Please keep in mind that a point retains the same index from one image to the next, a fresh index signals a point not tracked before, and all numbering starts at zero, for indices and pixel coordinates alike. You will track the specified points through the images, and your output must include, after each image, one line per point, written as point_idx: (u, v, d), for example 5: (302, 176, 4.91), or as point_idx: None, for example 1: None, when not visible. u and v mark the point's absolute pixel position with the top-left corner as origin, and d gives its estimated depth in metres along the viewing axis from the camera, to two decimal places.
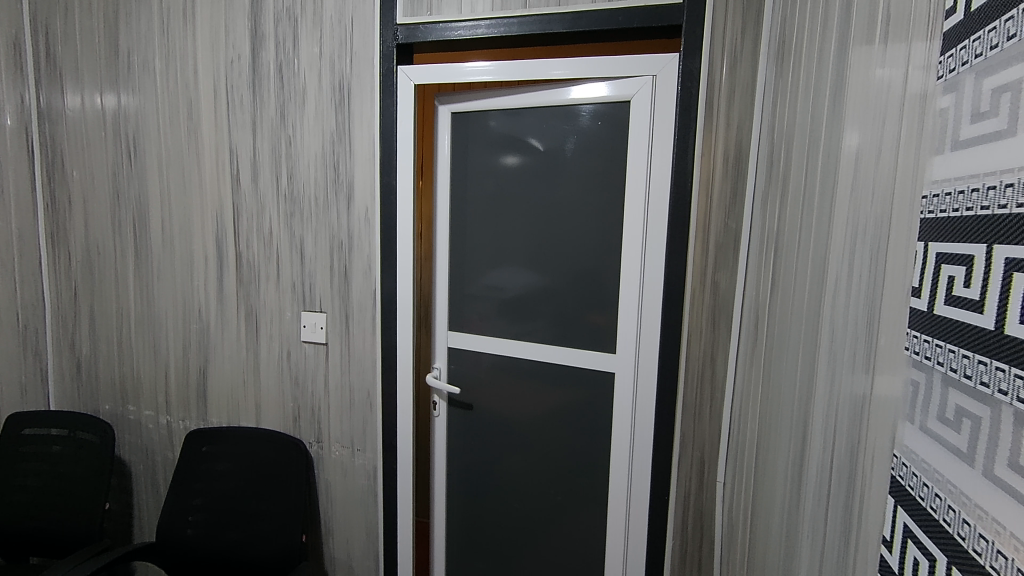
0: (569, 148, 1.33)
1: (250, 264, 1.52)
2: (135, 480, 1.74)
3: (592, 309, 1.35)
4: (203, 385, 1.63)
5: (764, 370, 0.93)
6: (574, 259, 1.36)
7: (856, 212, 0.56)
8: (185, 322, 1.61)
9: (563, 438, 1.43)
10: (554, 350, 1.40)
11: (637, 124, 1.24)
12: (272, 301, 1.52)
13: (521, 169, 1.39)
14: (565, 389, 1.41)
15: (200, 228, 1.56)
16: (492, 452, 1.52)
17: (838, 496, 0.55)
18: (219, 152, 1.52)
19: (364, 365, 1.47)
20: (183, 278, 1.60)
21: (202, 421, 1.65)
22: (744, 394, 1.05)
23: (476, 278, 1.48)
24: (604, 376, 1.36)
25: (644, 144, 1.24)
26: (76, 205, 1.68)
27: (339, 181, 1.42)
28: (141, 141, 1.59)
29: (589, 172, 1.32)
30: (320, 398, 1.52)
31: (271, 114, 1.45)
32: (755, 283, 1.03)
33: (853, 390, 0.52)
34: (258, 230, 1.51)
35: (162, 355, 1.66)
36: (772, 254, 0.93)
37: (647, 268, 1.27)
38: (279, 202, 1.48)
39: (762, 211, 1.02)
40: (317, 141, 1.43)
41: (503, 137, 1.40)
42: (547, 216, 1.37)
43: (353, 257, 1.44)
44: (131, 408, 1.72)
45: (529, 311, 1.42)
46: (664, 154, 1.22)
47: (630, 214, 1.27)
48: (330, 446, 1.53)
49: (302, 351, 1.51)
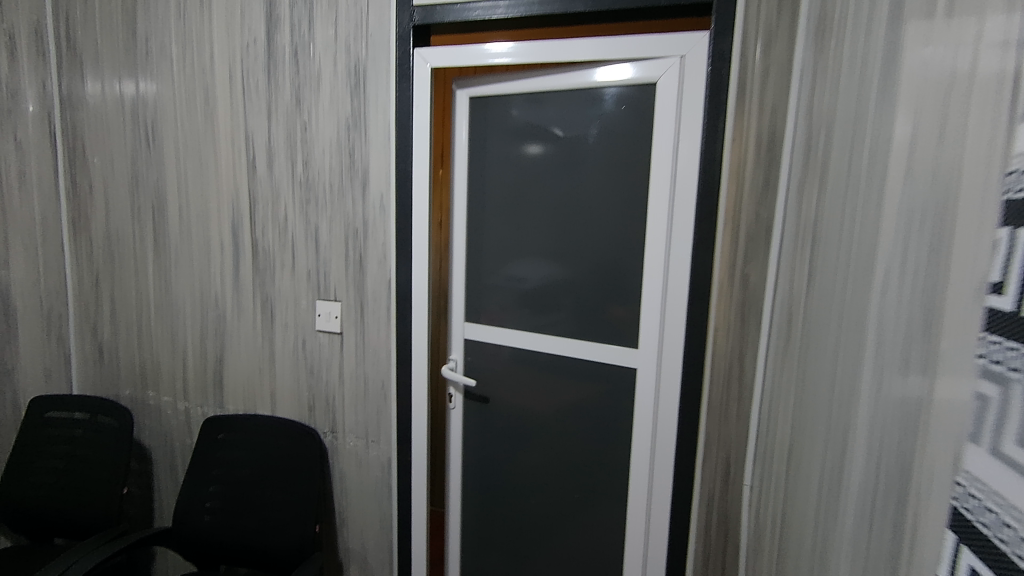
0: (592, 136, 1.27)
1: (266, 251, 1.51)
2: (154, 465, 1.75)
3: (615, 303, 1.30)
4: (220, 373, 1.62)
5: (796, 373, 0.87)
6: (595, 249, 1.31)
7: (910, 197, 0.50)
8: (202, 309, 1.61)
9: (582, 433, 1.38)
10: (575, 344, 1.35)
11: (663, 110, 1.18)
12: (287, 289, 1.50)
13: (544, 160, 1.34)
14: (586, 384, 1.36)
15: (217, 215, 1.55)
16: (509, 446, 1.49)
17: (885, 513, 0.49)
18: (235, 138, 1.50)
19: (379, 356, 1.44)
20: (201, 264, 1.59)
21: (218, 408, 1.64)
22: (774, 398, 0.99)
23: (495, 269, 1.44)
24: (626, 371, 1.30)
25: (670, 131, 1.18)
26: (97, 190, 1.69)
27: (354, 167, 1.39)
28: (159, 127, 1.58)
29: (612, 158, 1.26)
30: (334, 389, 1.49)
31: (286, 100, 1.43)
32: (788, 276, 0.97)
33: (904, 396, 0.47)
34: (274, 218, 1.49)
35: (180, 342, 1.65)
36: (809, 250, 0.87)
37: (672, 261, 1.21)
38: (294, 189, 1.45)
39: (797, 201, 0.95)
40: (332, 127, 1.39)
41: (525, 127, 1.35)
42: (568, 206, 1.32)
43: (367, 246, 1.41)
44: (150, 394, 1.72)
45: (549, 303, 1.38)
46: (692, 141, 1.16)
47: (654, 202, 1.22)
48: (344, 437, 1.51)
49: (318, 340, 1.49)
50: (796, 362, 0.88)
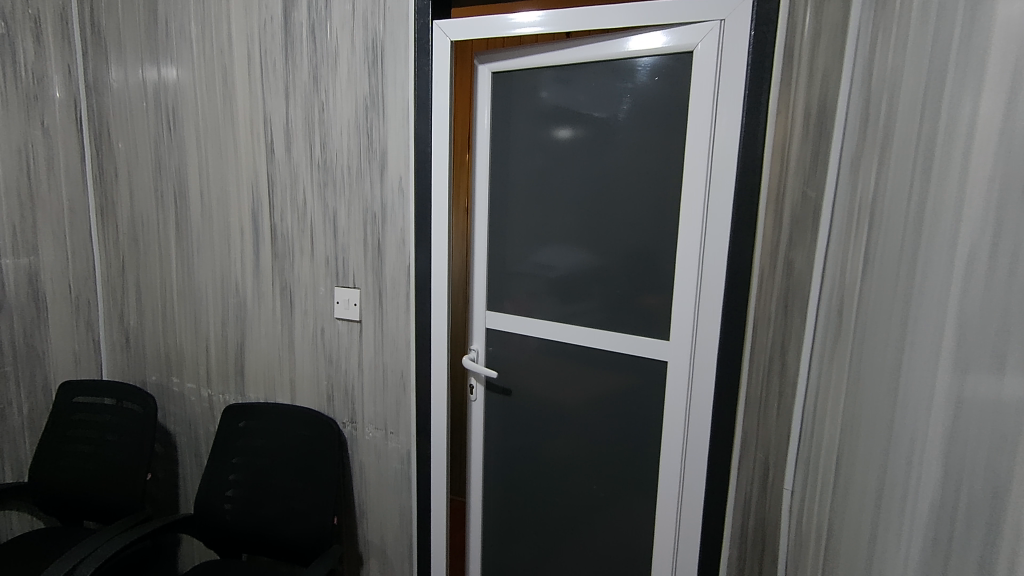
0: (624, 114, 1.19)
1: (285, 237, 1.47)
2: (179, 450, 1.75)
3: (647, 291, 1.22)
4: (241, 360, 1.60)
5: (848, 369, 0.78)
6: (625, 235, 1.22)
7: (1004, 158, 0.41)
8: (224, 295, 1.59)
9: (609, 429, 1.31)
10: (603, 335, 1.27)
11: (700, 83, 1.09)
12: (306, 274, 1.46)
13: (575, 144, 1.26)
14: (614, 377, 1.28)
15: (236, 200, 1.52)
16: (531, 440, 1.43)
17: (970, 538, 0.41)
18: (253, 120, 1.46)
19: (398, 344, 1.39)
20: (222, 250, 1.57)
21: (240, 396, 1.62)
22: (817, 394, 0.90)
23: (522, 256, 1.37)
24: (657, 364, 1.22)
25: (708, 106, 1.08)
26: (122, 176, 1.69)
27: (372, 148, 1.33)
28: (180, 111, 1.56)
29: (643, 136, 1.17)
30: (353, 379, 1.45)
31: (304, 79, 1.38)
32: (837, 261, 0.88)
33: (998, 398, 0.38)
34: (292, 202, 1.45)
35: (202, 329, 1.64)
36: (864, 230, 0.77)
37: (708, 246, 1.12)
38: (312, 172, 1.41)
39: (852, 175, 0.85)
40: (350, 107, 1.34)
41: (554, 110, 1.27)
42: (597, 189, 1.24)
43: (386, 230, 1.36)
44: (175, 381, 1.72)
45: (576, 291, 1.31)
46: (732, 115, 1.06)
47: (689, 183, 1.12)
48: (363, 427, 1.47)
49: (336, 328, 1.45)
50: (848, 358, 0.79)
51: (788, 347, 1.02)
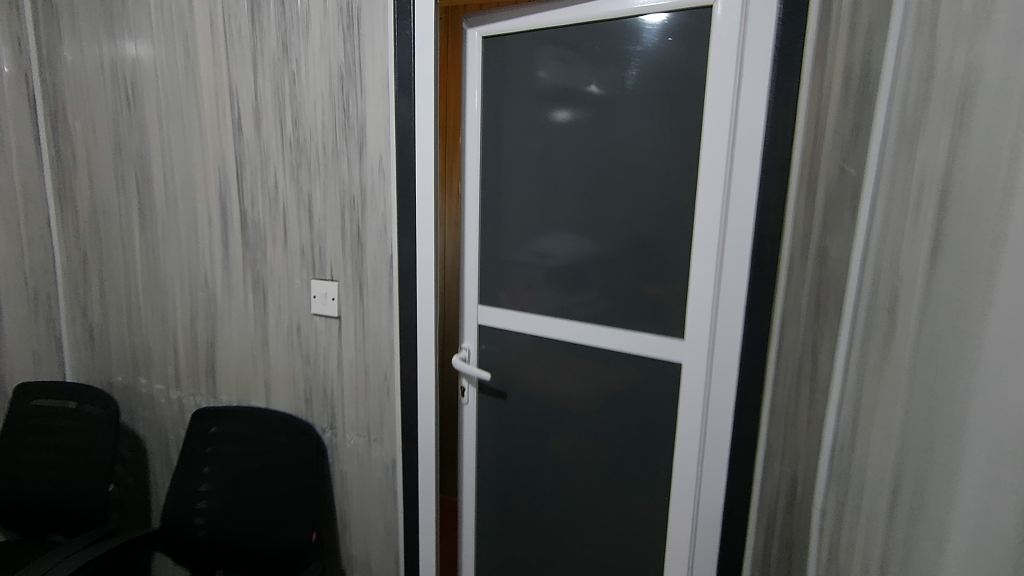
0: (631, 89, 1.06)
1: (256, 224, 1.33)
2: (150, 456, 1.62)
3: (649, 279, 1.09)
4: (211, 360, 1.46)
5: (902, 382, 0.64)
6: (630, 219, 1.09)
7: None
8: (192, 289, 1.45)
9: (615, 436, 1.18)
10: (608, 333, 1.14)
11: (722, 48, 0.95)
12: (280, 267, 1.32)
13: (577, 121, 1.12)
14: (620, 380, 1.15)
15: (203, 184, 1.38)
16: (529, 446, 1.30)
17: None
18: (218, 94, 1.32)
19: (380, 344, 1.25)
20: (188, 240, 1.43)
21: (211, 398, 1.49)
22: (856, 407, 0.76)
23: (518, 243, 1.24)
24: (669, 366, 1.09)
25: (730, 78, 0.95)
26: (81, 159, 1.54)
27: (349, 125, 1.19)
28: (140, 85, 1.41)
29: (653, 108, 1.04)
30: (332, 381, 1.32)
31: (272, 47, 1.23)
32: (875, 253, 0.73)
33: None
34: (263, 187, 1.31)
35: (170, 326, 1.51)
36: (919, 214, 0.63)
37: (729, 231, 0.99)
38: (284, 151, 1.27)
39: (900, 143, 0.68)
40: (324, 78, 1.20)
41: (552, 91, 1.14)
42: (601, 168, 1.11)
43: (365, 217, 1.21)
44: (142, 381, 1.58)
45: (577, 282, 1.17)
46: (757, 86, 0.93)
47: (706, 164, 0.99)
48: (344, 434, 1.34)
49: (314, 325, 1.31)
50: (900, 369, 0.65)
51: (819, 354, 0.87)
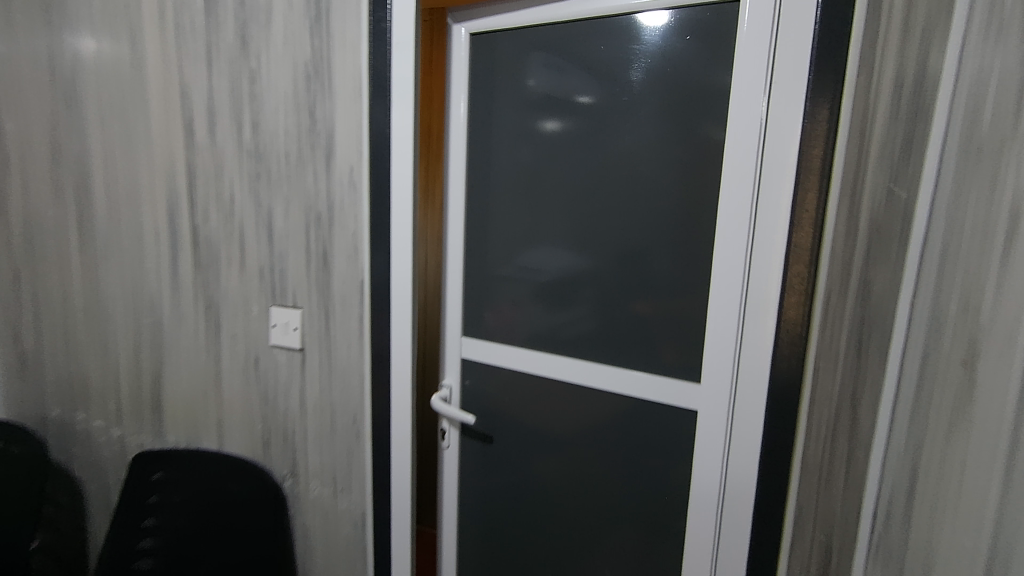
0: (629, 97, 0.93)
1: (209, 243, 1.17)
2: (89, 501, 1.43)
3: (637, 294, 0.97)
4: (157, 395, 1.29)
5: (985, 458, 0.51)
6: (623, 232, 0.96)
7: None
8: (136, 314, 1.28)
9: (618, 491, 1.03)
10: (612, 374, 1.00)
11: (746, 55, 0.83)
12: (235, 291, 1.16)
13: (576, 127, 0.99)
14: (625, 428, 1.01)
15: (150, 195, 1.22)
16: (518, 498, 1.14)
17: None
18: (168, 95, 1.16)
19: (349, 381, 1.09)
20: (133, 258, 1.26)
21: (157, 438, 1.31)
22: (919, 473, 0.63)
23: (504, 256, 1.10)
24: (683, 414, 0.95)
25: (757, 87, 0.82)
26: (13, 166, 1.36)
27: (315, 130, 1.04)
28: (81, 83, 1.25)
29: (660, 113, 0.91)
30: (294, 422, 1.15)
31: (229, 41, 1.08)
32: (931, 291, 0.64)
33: None
34: (217, 200, 1.15)
35: (111, 355, 1.33)
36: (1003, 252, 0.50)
37: (755, 255, 0.86)
38: (241, 159, 1.11)
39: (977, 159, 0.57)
40: (287, 76, 1.04)
41: (540, 101, 1.02)
42: (597, 177, 0.98)
43: (333, 236, 1.06)
44: (80, 417, 1.40)
45: (566, 300, 1.04)
46: (791, 95, 0.80)
47: (729, 179, 0.86)
48: (307, 482, 1.17)
49: (273, 357, 1.15)
50: (982, 447, 0.52)
51: (860, 407, 0.73)
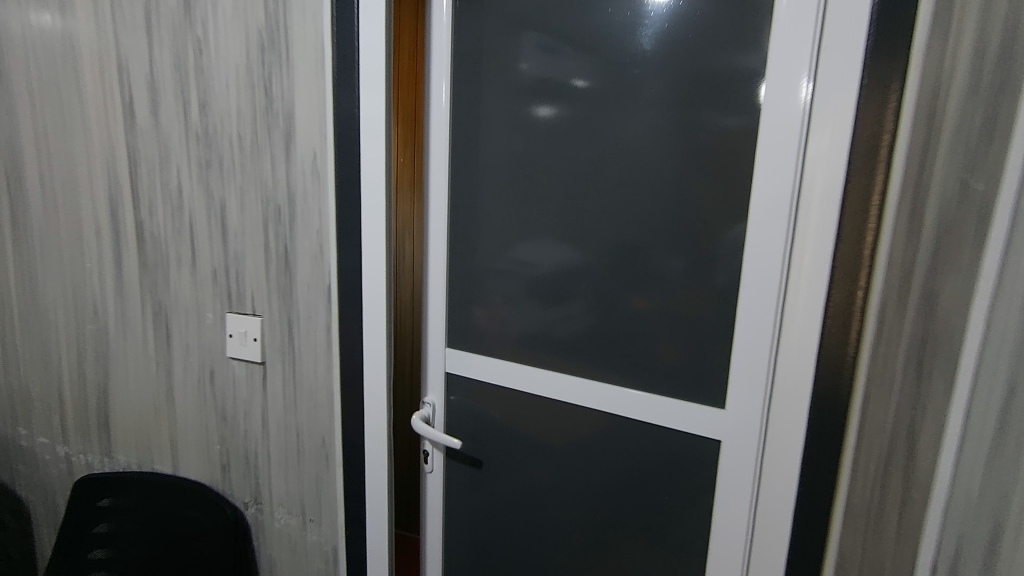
0: (636, 76, 0.78)
1: (155, 240, 1.02)
2: (36, 525, 1.29)
3: (635, 290, 0.83)
4: (105, 411, 1.15)
5: None
6: (625, 225, 0.82)
7: None
8: (78, 320, 1.13)
9: (625, 527, 0.90)
10: (618, 395, 0.86)
11: (786, 24, 0.68)
12: (187, 296, 1.01)
13: (577, 108, 0.83)
14: (635, 458, 0.86)
15: (88, 186, 1.06)
16: (511, 531, 1.01)
17: None
18: (104, 69, 1.00)
19: (317, 400, 0.95)
20: (72, 258, 1.10)
21: (106, 459, 1.17)
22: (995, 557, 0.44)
23: (491, 253, 0.94)
24: (707, 446, 0.81)
25: (801, 62, 0.68)
26: None
27: (272, 110, 0.88)
28: (7, 56, 1.08)
29: (678, 90, 0.76)
30: (256, 445, 1.02)
31: (171, 4, 0.92)
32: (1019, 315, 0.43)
33: None
34: (163, 190, 1.00)
35: (53, 365, 1.18)
36: None
37: (797, 261, 0.71)
38: (189, 144, 0.96)
39: None
40: (238, 47, 0.89)
41: (531, 85, 0.86)
42: (600, 165, 0.83)
43: (295, 233, 0.91)
44: (23, 433, 1.25)
45: (562, 296, 0.89)
46: (841, 72, 0.66)
47: (766, 170, 0.71)
48: (272, 511, 1.03)
49: (230, 372, 1.00)
50: None
51: (917, 446, 0.56)
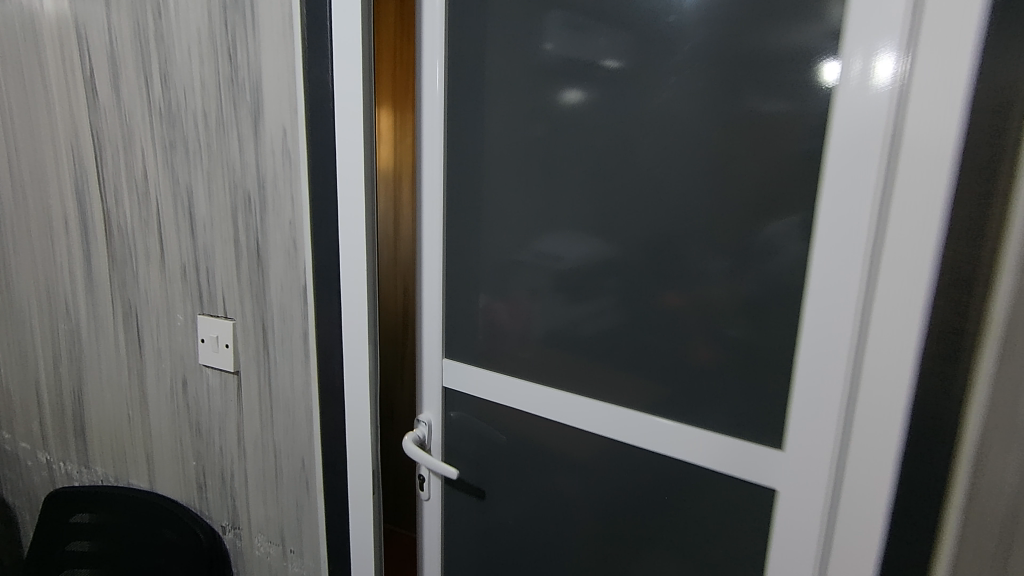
0: (671, 25, 0.59)
1: (123, 232, 0.91)
2: (24, 533, 1.22)
3: (666, 288, 0.64)
4: (82, 418, 1.05)
5: None
6: (654, 209, 0.63)
7: None
8: (52, 320, 1.03)
9: None
10: (650, 426, 0.67)
11: None
12: (157, 296, 0.90)
13: (596, 74, 0.64)
14: (664, 502, 0.68)
15: (54, 172, 0.95)
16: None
17: None
18: (63, 39, 0.88)
19: (295, 416, 0.83)
20: (43, 252, 1.01)
21: (84, 470, 1.08)
22: None
23: (496, 253, 0.76)
24: (758, 497, 0.61)
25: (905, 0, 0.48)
26: None
27: (237, 81, 0.76)
28: None
29: (726, 38, 0.56)
30: (232, 463, 0.90)
31: None
32: None
33: None
34: (129, 175, 0.88)
35: (31, 367, 1.09)
36: None
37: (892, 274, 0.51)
38: (152, 123, 0.84)
39: None
40: (198, 8, 0.76)
41: (557, 68, 0.67)
42: (625, 138, 0.64)
43: (266, 225, 0.78)
44: (7, 438, 1.18)
45: (583, 295, 0.70)
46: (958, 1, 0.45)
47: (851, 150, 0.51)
48: (251, 538, 0.92)
49: (203, 380, 0.89)
50: None
51: None
